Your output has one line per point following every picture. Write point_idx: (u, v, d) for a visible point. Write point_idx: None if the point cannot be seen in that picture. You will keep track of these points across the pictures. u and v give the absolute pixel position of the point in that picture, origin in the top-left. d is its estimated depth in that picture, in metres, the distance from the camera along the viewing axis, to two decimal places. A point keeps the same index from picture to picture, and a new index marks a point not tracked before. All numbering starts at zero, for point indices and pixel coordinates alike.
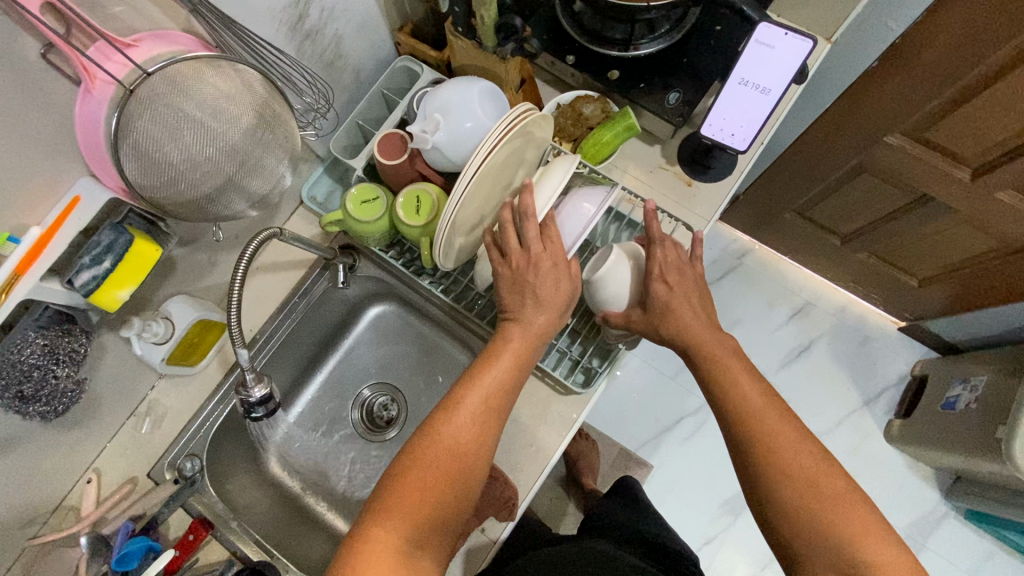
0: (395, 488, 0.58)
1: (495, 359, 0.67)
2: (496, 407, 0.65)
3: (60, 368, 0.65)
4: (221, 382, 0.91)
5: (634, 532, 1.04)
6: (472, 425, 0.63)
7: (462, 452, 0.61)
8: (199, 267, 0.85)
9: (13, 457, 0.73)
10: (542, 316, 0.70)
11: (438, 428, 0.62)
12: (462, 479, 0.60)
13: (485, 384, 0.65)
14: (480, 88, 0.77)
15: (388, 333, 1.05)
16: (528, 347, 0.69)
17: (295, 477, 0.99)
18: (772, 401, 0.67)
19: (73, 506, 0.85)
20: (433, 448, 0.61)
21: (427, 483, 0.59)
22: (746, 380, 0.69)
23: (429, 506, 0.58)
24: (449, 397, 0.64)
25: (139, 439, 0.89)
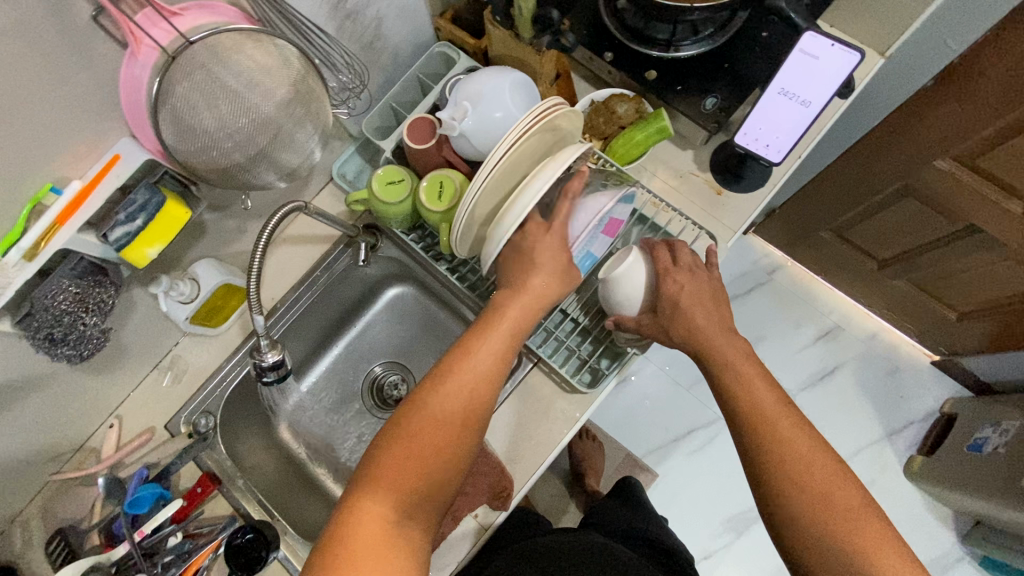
0: (382, 455, 0.59)
1: (491, 327, 0.67)
2: (488, 373, 0.65)
3: (89, 317, 0.68)
4: (240, 345, 0.94)
5: (633, 531, 1.04)
6: (463, 393, 0.63)
7: (452, 419, 0.62)
8: (229, 234, 0.87)
9: (44, 395, 0.78)
10: (538, 279, 0.69)
11: (429, 396, 0.62)
12: (453, 445, 0.61)
13: (477, 351, 0.65)
14: (513, 78, 0.77)
15: (405, 314, 1.07)
16: (525, 314, 0.69)
17: (303, 444, 1.02)
18: (785, 412, 0.65)
19: (95, 447, 0.91)
20: (422, 414, 0.61)
21: (415, 452, 0.59)
22: (760, 389, 0.67)
23: (418, 475, 0.58)
24: (440, 365, 0.65)
25: (160, 391, 0.93)
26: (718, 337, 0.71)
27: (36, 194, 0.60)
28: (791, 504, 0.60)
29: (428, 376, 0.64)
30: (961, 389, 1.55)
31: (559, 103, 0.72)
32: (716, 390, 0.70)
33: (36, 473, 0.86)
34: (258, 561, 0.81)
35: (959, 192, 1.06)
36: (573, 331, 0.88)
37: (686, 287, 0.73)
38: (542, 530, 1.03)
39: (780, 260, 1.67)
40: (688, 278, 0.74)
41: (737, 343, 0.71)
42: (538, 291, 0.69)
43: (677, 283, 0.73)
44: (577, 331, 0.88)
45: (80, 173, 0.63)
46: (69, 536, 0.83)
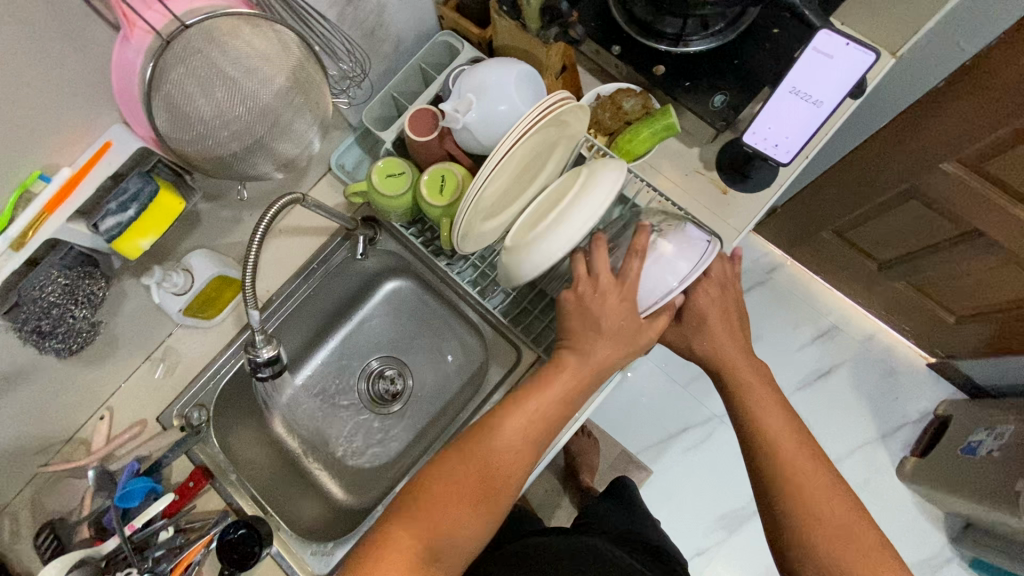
0: (419, 494, 0.65)
1: (545, 386, 0.69)
2: (533, 435, 0.68)
3: (79, 309, 0.67)
4: (235, 338, 0.92)
5: (624, 530, 1.04)
6: (508, 450, 0.67)
7: (490, 472, 0.66)
8: (224, 224, 0.85)
9: (34, 386, 0.77)
10: (601, 350, 0.69)
11: (474, 444, 0.67)
12: (488, 494, 0.66)
13: (526, 409, 0.68)
14: (519, 70, 0.75)
15: (402, 309, 1.05)
16: (582, 379, 0.70)
17: (297, 438, 1.01)
18: (799, 439, 0.68)
19: (84, 440, 0.89)
20: (463, 460, 0.66)
21: (454, 495, 0.64)
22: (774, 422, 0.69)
23: (453, 519, 0.63)
24: (492, 415, 0.69)
25: (152, 383, 0.91)
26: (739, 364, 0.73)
27: (24, 180, 0.58)
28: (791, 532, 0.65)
29: (477, 426, 0.68)
30: (956, 393, 1.56)
31: (569, 96, 0.70)
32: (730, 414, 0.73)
33: (24, 465, 0.84)
34: (249, 557, 0.79)
35: (964, 197, 1.05)
36: None
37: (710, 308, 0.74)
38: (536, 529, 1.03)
39: (780, 260, 1.66)
40: (712, 300, 0.74)
41: (758, 372, 0.73)
42: (598, 362, 0.69)
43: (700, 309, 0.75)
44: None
45: (69, 159, 0.61)
46: (58, 529, 0.82)
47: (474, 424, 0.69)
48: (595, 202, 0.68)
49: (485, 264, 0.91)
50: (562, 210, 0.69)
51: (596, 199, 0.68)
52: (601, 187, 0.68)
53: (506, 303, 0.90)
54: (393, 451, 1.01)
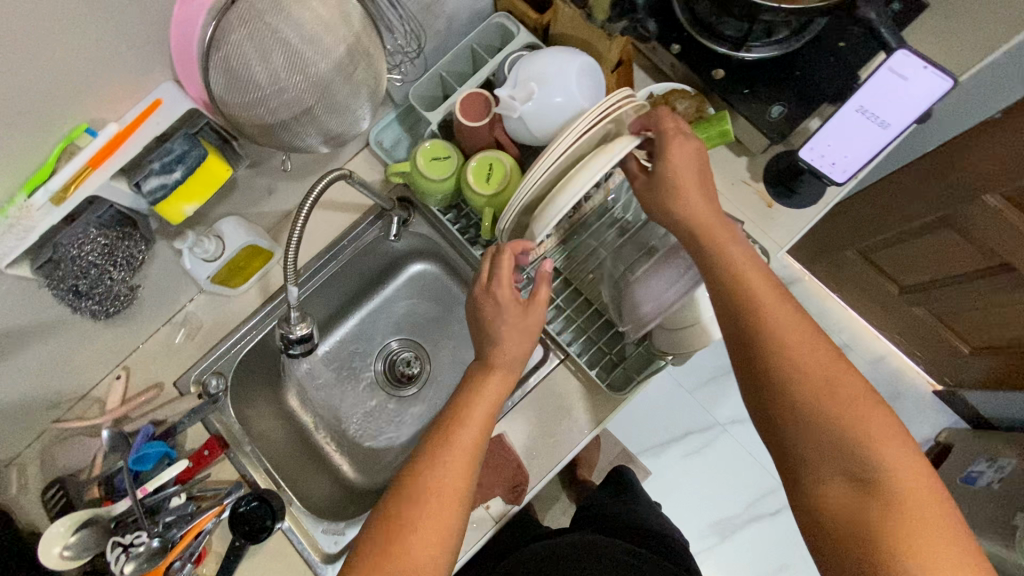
0: (366, 558, 0.57)
1: (461, 402, 0.64)
2: (470, 444, 0.62)
3: (117, 272, 0.66)
4: (260, 309, 0.91)
5: (636, 519, 1.05)
6: (440, 474, 0.60)
7: (437, 504, 0.59)
8: (259, 192, 0.83)
9: (55, 342, 0.75)
10: (506, 350, 0.65)
11: (409, 484, 0.60)
12: (441, 524, 0.58)
13: (446, 428, 0.62)
14: (581, 62, 0.72)
15: (427, 293, 1.04)
16: (504, 385, 0.66)
17: (310, 414, 1.00)
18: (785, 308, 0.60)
19: (99, 398, 0.88)
20: (403, 502, 0.59)
21: (405, 542, 0.57)
22: (796, 335, 0.58)
23: (399, 557, 0.56)
24: (419, 449, 0.62)
25: (171, 347, 0.90)
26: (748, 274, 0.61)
27: (70, 133, 0.56)
28: (833, 479, 0.54)
29: (410, 459, 0.63)
30: (960, 422, 1.56)
31: (632, 95, 0.69)
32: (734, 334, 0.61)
33: (38, 419, 0.84)
34: (262, 530, 0.80)
35: (1003, 231, 1.04)
36: (606, 331, 0.87)
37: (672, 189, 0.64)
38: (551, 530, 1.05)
39: (801, 275, 1.65)
40: (680, 162, 0.64)
41: (760, 266, 0.62)
42: (506, 365, 0.66)
43: (674, 195, 0.64)
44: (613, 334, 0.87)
45: (118, 114, 0.58)
46: (68, 486, 0.81)
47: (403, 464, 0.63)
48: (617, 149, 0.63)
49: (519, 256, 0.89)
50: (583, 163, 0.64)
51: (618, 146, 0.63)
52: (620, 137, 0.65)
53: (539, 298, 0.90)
54: (405, 435, 1.00)
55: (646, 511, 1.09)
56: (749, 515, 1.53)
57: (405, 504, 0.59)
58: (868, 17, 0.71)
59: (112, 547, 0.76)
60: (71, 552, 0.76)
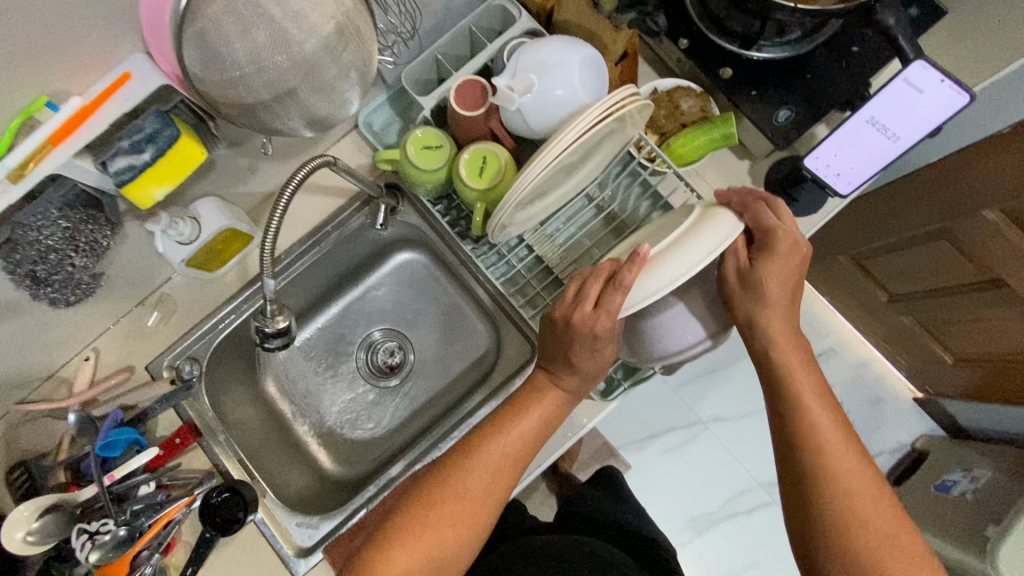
0: (399, 523, 0.65)
1: (523, 412, 0.71)
2: (515, 454, 0.69)
3: (78, 257, 0.63)
4: (238, 293, 0.87)
5: (621, 527, 1.05)
6: (488, 471, 0.67)
7: (472, 498, 0.66)
8: (239, 172, 0.78)
9: (19, 323, 0.72)
10: (570, 378, 0.71)
11: (454, 472, 0.67)
12: (472, 517, 0.66)
13: (506, 429, 0.69)
14: (584, 53, 0.69)
15: (412, 284, 1.01)
16: (556, 407, 0.72)
17: (287, 401, 0.98)
18: (838, 429, 0.63)
19: (67, 378, 0.85)
20: (444, 486, 0.66)
21: (436, 522, 0.64)
22: (847, 470, 0.62)
23: (429, 538, 0.64)
24: (471, 441, 0.69)
25: (144, 329, 0.86)
26: (809, 396, 0.64)
27: (27, 106, 0.51)
28: None
29: (459, 447, 0.70)
30: (937, 430, 1.58)
31: (634, 93, 0.67)
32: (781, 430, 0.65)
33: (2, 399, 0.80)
34: (233, 521, 0.78)
35: (998, 248, 1.02)
36: None
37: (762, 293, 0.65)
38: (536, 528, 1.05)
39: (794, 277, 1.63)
40: (779, 274, 0.65)
41: (820, 390, 0.65)
42: (569, 389, 0.72)
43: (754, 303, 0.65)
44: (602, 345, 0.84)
45: (81, 87, 0.54)
46: (33, 469, 0.79)
47: (454, 452, 0.69)
48: (726, 224, 0.64)
49: (512, 255, 0.87)
50: (686, 238, 0.63)
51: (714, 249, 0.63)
52: (716, 232, 0.63)
53: (529, 297, 0.88)
54: (385, 427, 0.98)
55: (626, 514, 1.09)
56: (725, 512, 1.55)
57: (446, 491, 0.66)
58: (886, 23, 0.67)
59: (77, 534, 0.73)
60: (34, 538, 0.73)
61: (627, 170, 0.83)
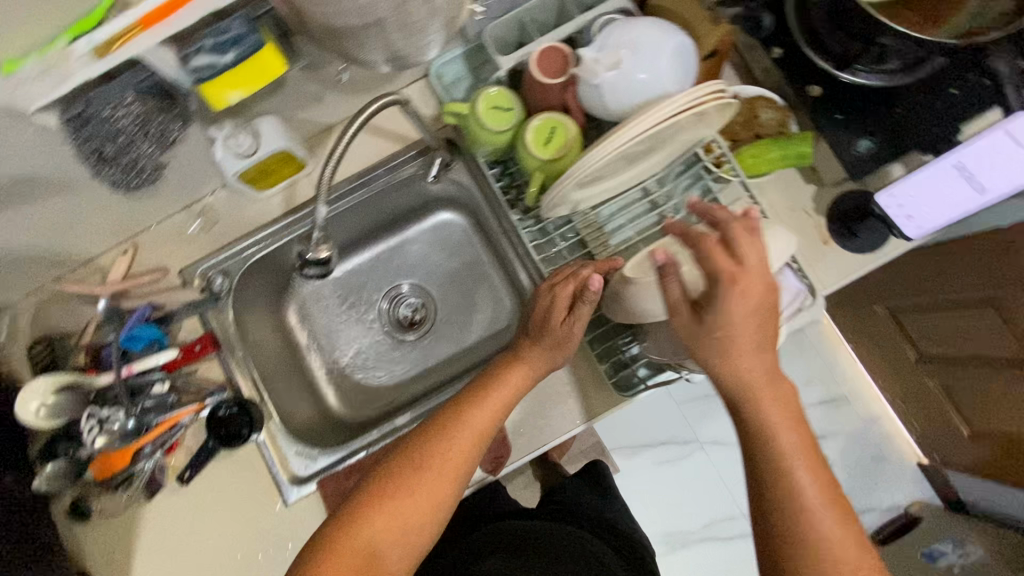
0: (358, 506, 0.61)
1: (480, 393, 0.68)
2: (482, 427, 0.66)
3: (146, 142, 0.66)
4: (280, 218, 0.88)
5: (600, 517, 1.05)
6: (456, 443, 0.64)
7: (442, 469, 0.63)
8: (306, 98, 0.78)
9: (70, 202, 0.73)
10: (534, 351, 0.70)
11: (417, 448, 0.63)
12: (440, 487, 0.62)
13: (461, 412, 0.66)
14: (678, 41, 0.67)
15: (448, 243, 1.01)
16: (522, 378, 0.70)
17: (307, 333, 0.99)
18: (811, 452, 0.55)
19: (103, 267, 0.87)
20: (405, 462, 0.62)
21: (395, 498, 0.61)
22: (814, 493, 0.53)
23: (390, 510, 0.60)
24: (433, 421, 0.66)
25: (184, 235, 0.87)
26: (777, 419, 0.55)
27: None
28: None
29: (421, 426, 0.67)
30: (935, 501, 1.55)
31: (721, 89, 0.65)
32: (763, 537, 0.55)
33: (39, 272, 0.83)
34: (236, 437, 0.80)
35: None
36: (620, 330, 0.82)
37: (711, 361, 0.56)
38: (516, 510, 1.04)
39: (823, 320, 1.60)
40: (732, 325, 0.54)
41: (794, 409, 0.56)
42: (531, 358, 0.70)
43: (724, 346, 0.55)
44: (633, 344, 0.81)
45: None
46: (56, 346, 0.83)
47: (415, 432, 0.66)
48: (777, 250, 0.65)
49: (556, 235, 0.84)
50: None
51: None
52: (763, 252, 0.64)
53: None
54: (396, 377, 0.99)
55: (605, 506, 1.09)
56: (703, 534, 1.54)
57: (411, 461, 0.62)
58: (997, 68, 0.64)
59: (87, 417, 0.76)
60: (46, 411, 0.76)
61: (690, 171, 0.81)
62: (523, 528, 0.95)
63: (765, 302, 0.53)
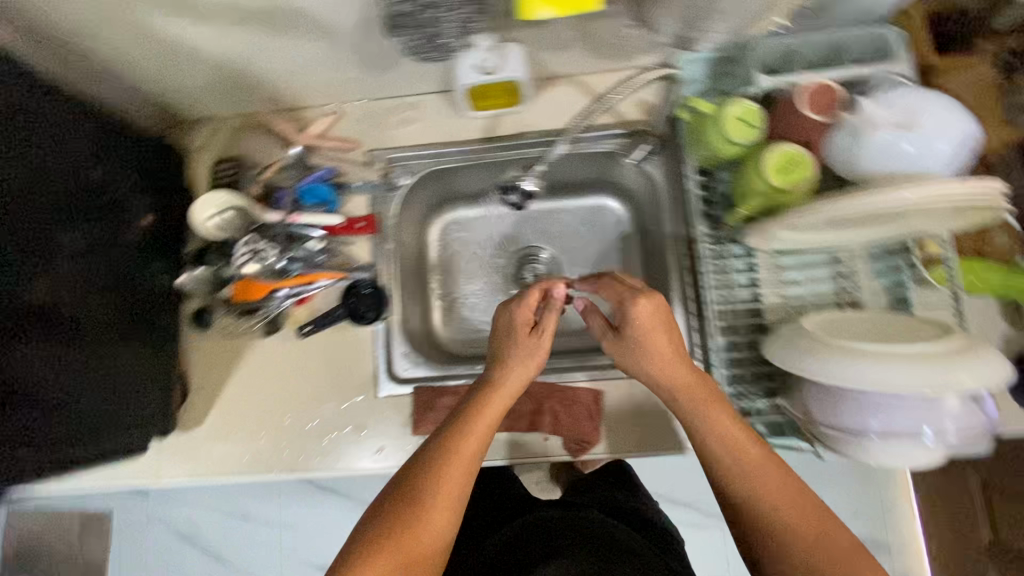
0: (373, 534, 0.60)
1: (479, 411, 0.67)
2: (479, 441, 0.65)
3: None
4: (473, 141, 0.90)
5: (610, 508, 1.04)
6: (455, 464, 0.64)
7: (446, 493, 0.62)
8: (557, 41, 0.79)
9: (320, 51, 0.77)
10: (523, 362, 0.71)
11: (418, 477, 0.63)
12: (446, 507, 0.62)
13: (464, 430, 0.66)
14: (961, 128, 0.62)
15: (603, 227, 1.01)
16: (517, 384, 0.70)
17: (440, 254, 1.01)
18: (763, 452, 0.61)
19: (304, 119, 0.92)
20: (414, 495, 0.62)
21: (408, 523, 0.60)
22: (774, 486, 0.59)
23: (410, 532, 0.60)
24: (425, 450, 0.65)
25: (383, 120, 0.91)
26: (715, 425, 0.62)
27: None
28: None
29: (414, 454, 0.66)
30: None
31: (1002, 192, 0.58)
32: (740, 528, 0.61)
33: (249, 100, 0.89)
34: (360, 317, 0.85)
35: None
36: (759, 376, 0.76)
37: (638, 362, 0.67)
38: (546, 505, 1.02)
39: None
40: (650, 341, 0.65)
41: (738, 419, 0.63)
42: (514, 366, 0.70)
43: (652, 357, 0.65)
44: (770, 401, 0.75)
45: None
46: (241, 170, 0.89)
47: (409, 462, 0.66)
48: (998, 376, 0.56)
49: (735, 262, 0.80)
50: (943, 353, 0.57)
51: (903, 380, 0.56)
52: (987, 372, 0.56)
53: (726, 304, 0.78)
54: None
55: (636, 502, 1.08)
56: None
57: (417, 496, 0.62)
58: None
59: (244, 243, 0.83)
60: (216, 223, 0.85)
61: (894, 259, 0.77)
62: (524, 522, 0.94)
63: (666, 316, 0.66)
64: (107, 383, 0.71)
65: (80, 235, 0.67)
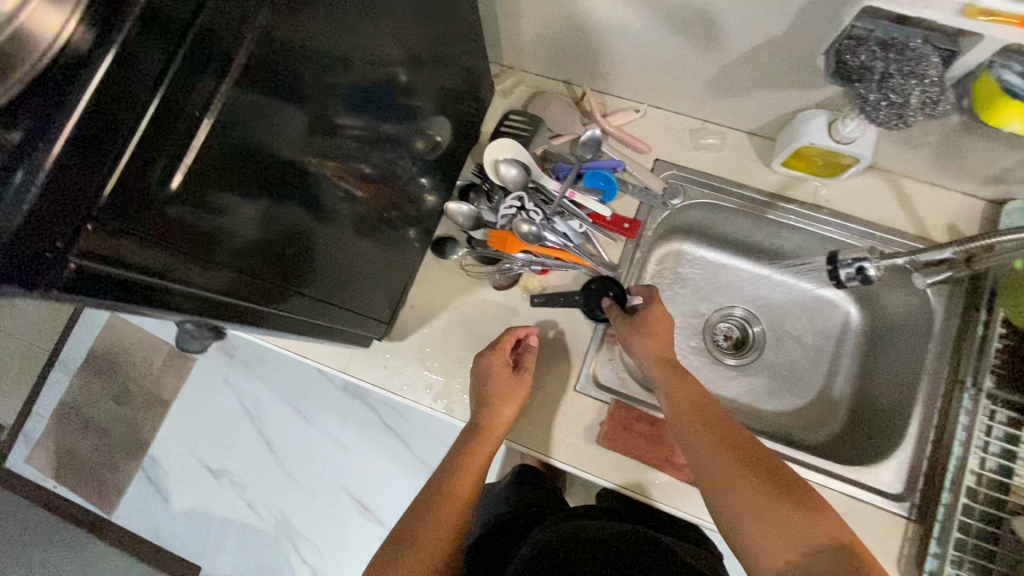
0: (402, 537, 0.73)
1: (476, 443, 0.78)
2: (475, 471, 0.78)
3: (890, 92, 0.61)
4: (759, 192, 0.88)
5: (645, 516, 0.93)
6: (455, 489, 0.77)
7: (449, 511, 0.75)
8: (912, 138, 0.77)
9: (687, 54, 0.77)
10: (507, 408, 0.77)
11: (437, 496, 0.76)
12: (451, 520, 0.75)
13: (465, 454, 0.78)
14: None
15: (828, 325, 0.97)
16: (507, 420, 0.78)
17: (659, 279, 0.99)
18: (718, 412, 0.64)
19: (608, 106, 0.93)
20: (430, 508, 0.75)
21: (432, 529, 0.73)
22: (726, 437, 0.61)
23: (422, 538, 0.72)
24: (444, 471, 0.79)
25: (681, 137, 0.90)
26: (680, 388, 0.68)
27: None
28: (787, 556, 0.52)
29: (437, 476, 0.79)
30: None
31: None
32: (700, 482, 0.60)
33: (572, 69, 0.90)
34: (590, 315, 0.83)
35: None
36: (978, 553, 0.71)
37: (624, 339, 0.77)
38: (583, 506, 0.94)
39: None
40: (657, 322, 0.77)
41: (704, 395, 0.67)
42: (501, 405, 0.77)
43: (645, 334, 0.76)
44: None
45: None
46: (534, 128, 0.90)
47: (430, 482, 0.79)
48: None
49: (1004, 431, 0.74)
50: None
51: None
52: None
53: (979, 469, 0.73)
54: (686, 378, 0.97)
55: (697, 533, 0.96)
56: None
57: (433, 511, 0.75)
58: None
59: (513, 197, 0.85)
60: (495, 167, 0.87)
61: None
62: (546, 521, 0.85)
63: (666, 331, 0.77)
64: (330, 266, 0.63)
65: (358, 116, 0.57)
